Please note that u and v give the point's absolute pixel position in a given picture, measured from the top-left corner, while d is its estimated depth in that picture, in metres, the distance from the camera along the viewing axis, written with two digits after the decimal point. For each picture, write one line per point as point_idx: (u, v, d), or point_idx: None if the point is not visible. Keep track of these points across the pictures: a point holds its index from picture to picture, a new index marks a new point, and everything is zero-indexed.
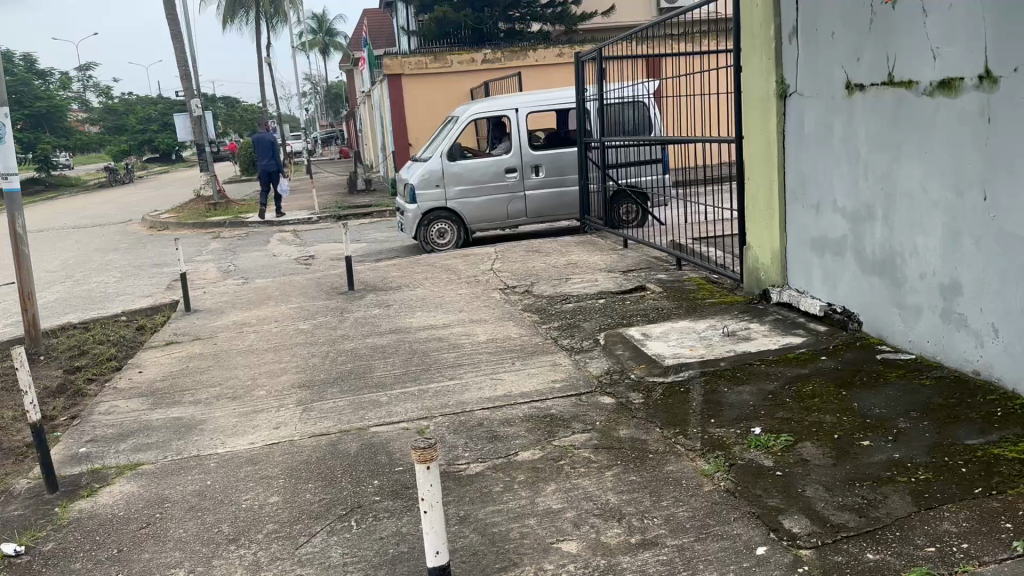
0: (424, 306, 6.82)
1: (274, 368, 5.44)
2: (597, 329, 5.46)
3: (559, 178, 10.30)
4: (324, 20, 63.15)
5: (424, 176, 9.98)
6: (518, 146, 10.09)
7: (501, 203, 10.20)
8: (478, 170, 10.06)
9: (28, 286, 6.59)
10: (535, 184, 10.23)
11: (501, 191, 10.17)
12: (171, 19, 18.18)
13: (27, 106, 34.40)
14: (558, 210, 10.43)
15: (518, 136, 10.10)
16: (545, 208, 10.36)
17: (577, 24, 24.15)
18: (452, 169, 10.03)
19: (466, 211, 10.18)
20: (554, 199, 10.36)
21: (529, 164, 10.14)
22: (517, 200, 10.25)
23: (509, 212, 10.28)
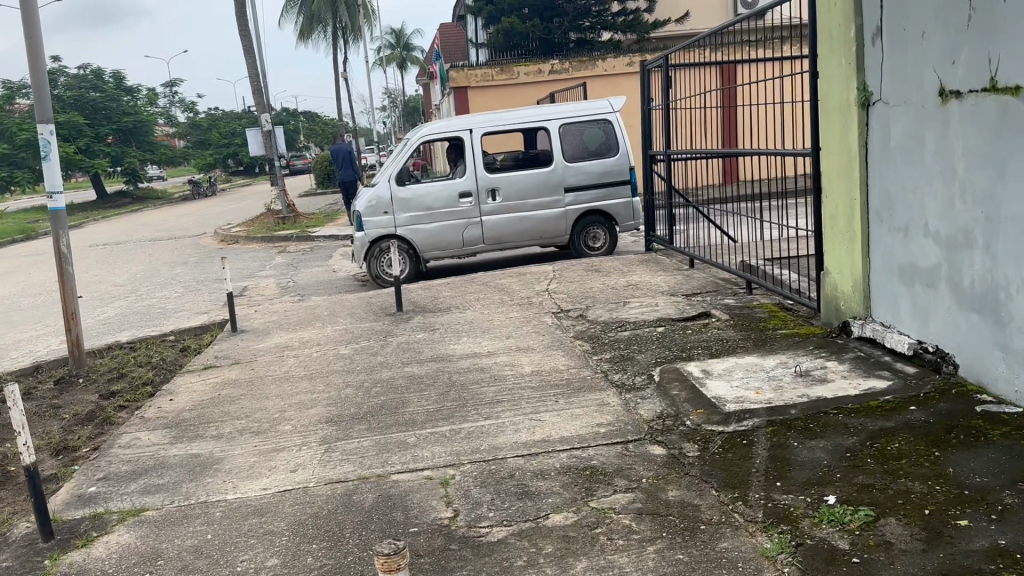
0: (472, 331, 6.44)
1: (306, 398, 5.10)
2: (651, 363, 4.96)
3: (519, 202, 9.50)
4: (402, 35, 64.01)
5: (372, 202, 9.31)
6: (474, 168, 9.39)
7: (456, 229, 9.44)
8: (430, 195, 9.35)
9: (73, 306, 6.48)
10: (491, 209, 9.45)
11: (456, 217, 9.42)
12: (244, 34, 18.40)
13: (116, 121, 35.64)
14: (519, 237, 9.61)
15: (473, 158, 9.40)
16: (505, 234, 9.59)
17: (649, 33, 23.62)
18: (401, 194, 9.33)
19: (420, 238, 9.43)
20: (516, 224, 9.57)
21: (485, 187, 9.40)
22: (473, 226, 9.48)
23: (465, 239, 9.52)
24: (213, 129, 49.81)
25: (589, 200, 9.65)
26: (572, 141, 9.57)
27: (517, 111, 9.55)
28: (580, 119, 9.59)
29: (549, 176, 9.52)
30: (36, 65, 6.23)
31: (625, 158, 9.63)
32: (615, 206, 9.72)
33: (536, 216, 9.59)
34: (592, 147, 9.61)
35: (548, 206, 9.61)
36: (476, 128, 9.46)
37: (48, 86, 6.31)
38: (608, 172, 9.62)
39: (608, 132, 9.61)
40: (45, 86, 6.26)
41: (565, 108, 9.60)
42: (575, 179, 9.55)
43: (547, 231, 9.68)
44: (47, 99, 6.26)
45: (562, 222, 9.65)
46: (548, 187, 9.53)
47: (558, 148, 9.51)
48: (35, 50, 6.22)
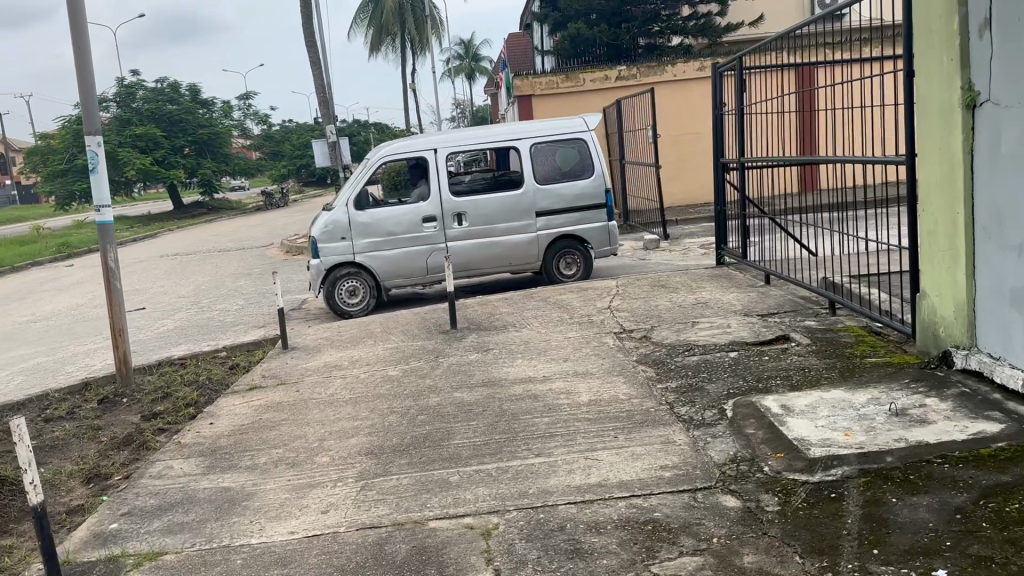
0: (528, 352, 6.04)
1: (347, 426, 4.75)
2: (723, 395, 4.47)
3: (486, 227, 8.65)
4: (471, 45, 64.30)
5: (327, 227, 8.42)
6: (438, 191, 8.55)
7: (420, 256, 8.55)
8: (391, 219, 8.49)
9: (120, 321, 6.35)
10: (456, 235, 8.60)
11: (418, 243, 8.55)
12: (310, 46, 18.49)
13: (192, 133, 36.55)
14: (487, 264, 8.75)
15: (437, 180, 8.58)
16: (472, 261, 8.71)
17: (721, 37, 22.99)
18: (360, 219, 8.46)
19: (382, 266, 8.54)
20: (484, 251, 8.70)
21: (450, 211, 8.55)
22: (438, 252, 8.59)
23: (429, 266, 8.62)
24: (286, 141, 50.77)
25: (562, 224, 8.83)
26: (544, 162, 8.76)
27: (485, 130, 8.75)
28: (553, 139, 8.79)
29: (519, 200, 8.69)
30: (84, 77, 6.16)
31: (601, 180, 8.81)
32: (592, 232, 8.88)
33: (506, 241, 8.73)
34: (565, 169, 8.80)
35: (519, 231, 8.76)
36: (440, 148, 8.62)
37: (96, 99, 6.25)
38: (584, 195, 8.80)
39: (584, 153, 8.80)
40: (93, 98, 6.18)
41: (537, 126, 8.80)
42: (547, 203, 8.73)
43: (517, 258, 8.83)
44: (95, 110, 6.18)
45: (533, 248, 8.81)
46: (518, 212, 8.71)
47: (530, 169, 8.70)
48: (83, 61, 6.15)
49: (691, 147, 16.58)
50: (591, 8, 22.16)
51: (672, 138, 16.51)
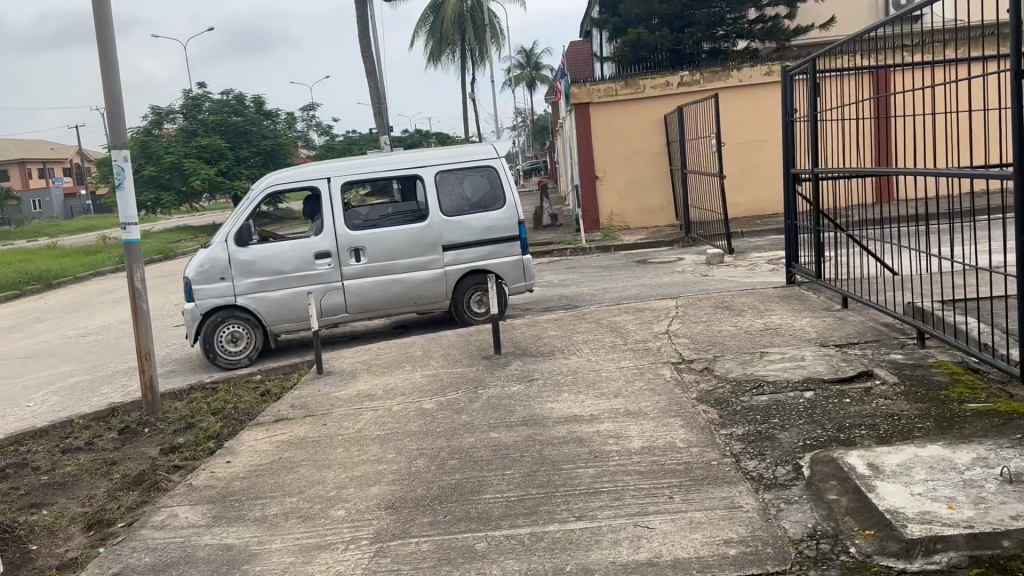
0: (578, 384, 5.49)
1: (372, 470, 4.28)
2: (798, 448, 3.88)
3: (387, 263, 7.86)
4: (533, 54, 63.91)
5: (204, 266, 7.54)
6: (332, 226, 7.77)
7: (312, 296, 7.69)
8: (278, 256, 7.65)
9: (146, 344, 6.04)
10: (354, 272, 7.79)
11: (310, 283, 7.70)
12: (365, 55, 18.27)
13: (255, 144, 36.94)
14: (389, 304, 7.92)
15: (331, 214, 7.79)
16: (372, 302, 7.88)
17: (790, 40, 22.08)
18: (241, 256, 7.60)
19: (270, 309, 7.66)
20: (383, 290, 7.88)
21: (346, 246, 7.76)
22: (334, 292, 7.77)
23: (323, 307, 7.74)
24: (347, 151, 51.11)
25: (471, 259, 8.06)
26: (450, 192, 8.04)
27: (385, 157, 8.00)
28: (460, 167, 8.07)
29: (423, 233, 7.93)
30: (111, 89, 5.89)
31: (513, 211, 8.11)
32: (503, 266, 8.13)
33: (410, 278, 7.93)
34: (474, 199, 8.09)
35: (422, 267, 7.97)
36: (334, 177, 7.84)
37: (123, 111, 5.95)
38: (496, 227, 8.09)
39: (494, 182, 8.10)
40: (119, 112, 5.91)
41: (443, 154, 8.09)
42: (454, 236, 7.99)
43: (422, 297, 8.02)
44: (121, 124, 5.92)
45: (440, 284, 8.03)
46: (424, 245, 7.94)
47: (435, 200, 7.98)
48: (110, 75, 5.89)
49: (758, 155, 15.80)
50: (652, 13, 21.48)
51: (739, 145, 15.78)
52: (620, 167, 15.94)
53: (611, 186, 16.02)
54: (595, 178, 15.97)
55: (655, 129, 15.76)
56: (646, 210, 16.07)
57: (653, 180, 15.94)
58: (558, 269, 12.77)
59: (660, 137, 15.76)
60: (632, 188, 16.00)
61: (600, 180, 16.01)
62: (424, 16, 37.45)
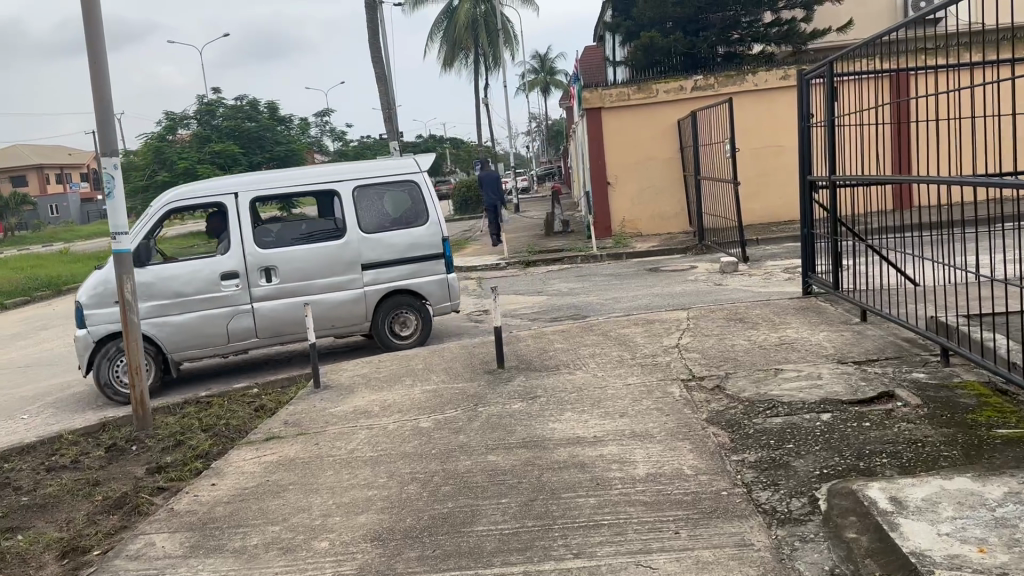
0: (583, 402, 5.24)
1: (363, 495, 4.06)
2: (815, 477, 3.64)
3: (302, 284, 7.43)
4: (547, 59, 63.73)
5: (98, 289, 6.99)
6: (240, 244, 7.30)
7: (219, 320, 7.21)
8: (180, 277, 7.15)
9: (137, 358, 5.87)
10: (265, 294, 7.34)
11: (216, 306, 7.22)
12: (376, 60, 18.12)
13: (268, 150, 36.94)
14: (305, 327, 7.49)
15: (239, 232, 7.33)
16: (284, 325, 7.43)
17: (807, 43, 21.74)
18: (138, 278, 7.08)
19: (169, 335, 7.11)
20: (296, 312, 7.45)
21: (256, 266, 7.31)
22: (243, 315, 7.29)
23: (231, 331, 7.27)
24: (360, 157, 51.10)
25: (392, 278, 7.70)
26: (369, 209, 7.70)
27: (297, 171, 7.57)
28: (378, 182, 7.74)
29: (341, 252, 7.56)
30: (101, 93, 5.72)
31: (437, 228, 7.85)
32: (428, 285, 7.82)
33: (327, 300, 7.51)
34: (394, 215, 7.79)
35: (339, 287, 7.57)
36: (241, 193, 7.38)
37: (114, 117, 5.79)
38: (418, 245, 7.78)
39: (416, 198, 7.83)
40: (109, 117, 5.74)
41: (360, 168, 7.75)
42: (373, 254, 7.63)
43: (341, 319, 7.61)
44: (111, 129, 5.74)
45: (359, 306, 7.63)
46: (341, 265, 7.56)
47: (353, 216, 7.62)
48: (99, 79, 5.72)
49: (774, 160, 15.50)
50: (666, 16, 21.23)
51: (754, 150, 15.48)
52: (632, 173, 15.68)
53: (623, 192, 15.76)
54: (607, 185, 15.72)
55: (668, 134, 15.50)
56: (659, 217, 15.80)
57: (666, 186, 15.67)
58: (568, 277, 12.51)
59: (673, 142, 15.49)
60: (644, 194, 15.74)
61: (612, 186, 15.75)
62: (438, 21, 37.39)
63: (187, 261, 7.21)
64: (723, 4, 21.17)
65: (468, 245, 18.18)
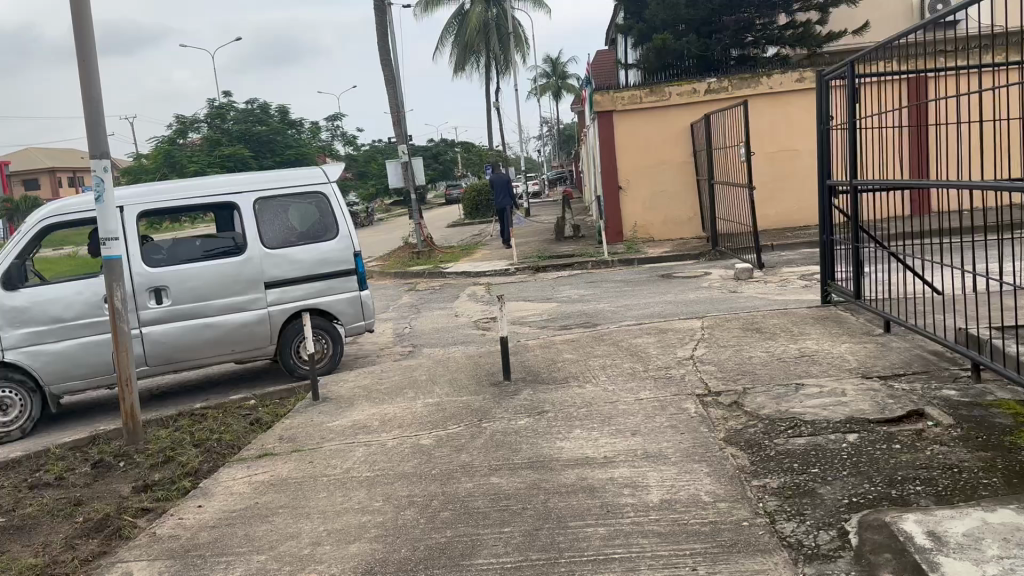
0: (593, 418, 4.96)
1: (357, 520, 3.80)
2: (845, 507, 3.35)
3: (197, 305, 6.62)
4: (559, 63, 63.45)
5: None
6: (127, 263, 6.49)
7: (102, 347, 6.37)
8: (55, 300, 6.28)
9: (127, 370, 5.63)
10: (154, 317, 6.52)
11: (100, 332, 6.38)
12: (385, 63, 17.89)
13: (279, 154, 36.85)
14: (203, 353, 6.69)
15: (123, 248, 6.53)
16: (179, 350, 6.61)
17: (822, 46, 21.41)
18: (9, 303, 6.19)
19: (47, 366, 6.23)
20: (191, 337, 6.63)
21: (143, 287, 6.49)
22: (130, 341, 6.46)
23: (115, 360, 6.43)
24: (371, 160, 51.00)
25: (300, 297, 6.94)
26: (272, 222, 6.94)
27: (193, 181, 6.80)
28: (283, 193, 7.00)
29: (242, 269, 6.78)
30: (90, 95, 5.50)
31: (348, 242, 7.11)
32: (338, 305, 7.07)
33: (226, 322, 6.72)
34: (301, 229, 7.04)
35: (241, 308, 6.78)
36: (126, 207, 6.59)
37: (104, 119, 5.56)
38: (328, 260, 7.03)
39: (325, 210, 7.08)
40: (98, 119, 5.51)
41: (263, 178, 7.00)
42: (278, 271, 6.86)
43: (242, 342, 6.82)
44: (100, 131, 5.51)
45: (264, 327, 6.85)
46: (242, 283, 6.77)
47: (255, 230, 6.85)
48: (89, 79, 5.50)
49: (790, 164, 15.19)
50: (678, 18, 20.94)
51: (769, 155, 15.17)
52: (644, 177, 15.40)
53: (635, 196, 15.48)
54: (618, 189, 15.44)
55: (681, 138, 15.20)
56: (671, 221, 15.50)
57: (679, 190, 15.37)
58: (579, 283, 12.22)
59: (686, 146, 15.21)
60: (656, 199, 15.44)
61: (624, 190, 15.47)
62: (449, 24, 37.26)
63: (64, 283, 6.36)
64: (736, 6, 20.86)
65: (478, 250, 17.94)
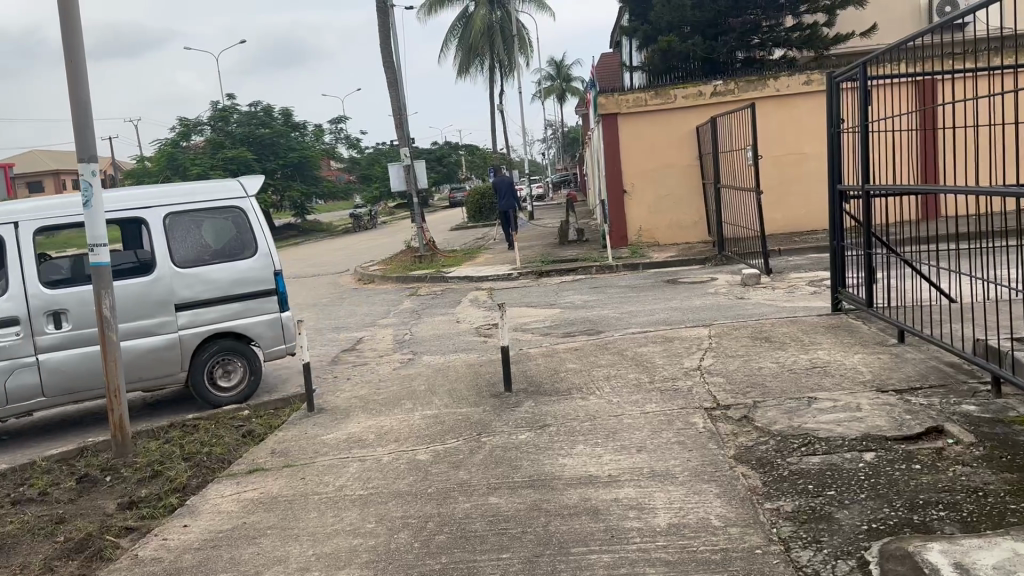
0: (597, 432, 4.77)
1: (347, 544, 3.61)
2: (864, 533, 3.16)
3: (102, 330, 5.95)
4: (563, 66, 63.27)
5: None
6: (20, 285, 5.75)
7: None
8: None
9: (116, 381, 5.46)
10: (54, 343, 5.81)
11: None
12: (387, 65, 17.72)
13: (282, 157, 36.74)
14: (106, 382, 5.99)
15: (17, 265, 5.78)
16: (79, 380, 5.90)
17: (829, 48, 21.22)
18: None
19: None
20: (92, 365, 5.93)
21: (41, 310, 5.77)
22: (24, 369, 5.71)
23: (8, 392, 5.66)
24: (375, 163, 50.91)
25: (214, 320, 6.34)
26: (184, 239, 6.33)
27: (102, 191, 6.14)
28: (198, 208, 6.41)
29: (150, 290, 6.14)
30: (78, 97, 5.33)
31: (268, 260, 6.58)
32: (256, 327, 6.49)
33: (132, 347, 6.05)
34: (216, 246, 6.46)
35: (149, 332, 6.13)
36: (21, 223, 5.85)
37: (92, 121, 5.40)
38: (245, 280, 6.47)
39: (243, 226, 6.53)
40: (86, 122, 5.34)
41: (175, 191, 6.39)
42: (191, 293, 6.25)
43: (149, 370, 6.15)
44: (88, 134, 5.34)
45: (175, 353, 6.21)
46: (150, 306, 6.13)
47: (165, 248, 6.23)
48: (77, 81, 5.33)
49: (797, 168, 14.98)
50: (683, 20, 20.74)
51: (776, 158, 14.97)
52: (649, 181, 15.21)
53: (640, 201, 15.28)
54: (623, 193, 15.26)
55: (686, 141, 15.01)
56: (677, 225, 15.29)
57: (685, 194, 15.17)
58: (582, 289, 12.02)
59: (692, 149, 15.01)
60: (661, 203, 15.24)
61: (629, 194, 15.28)
62: (454, 27, 37.17)
63: None
64: (743, 7, 20.65)
65: (480, 254, 17.76)
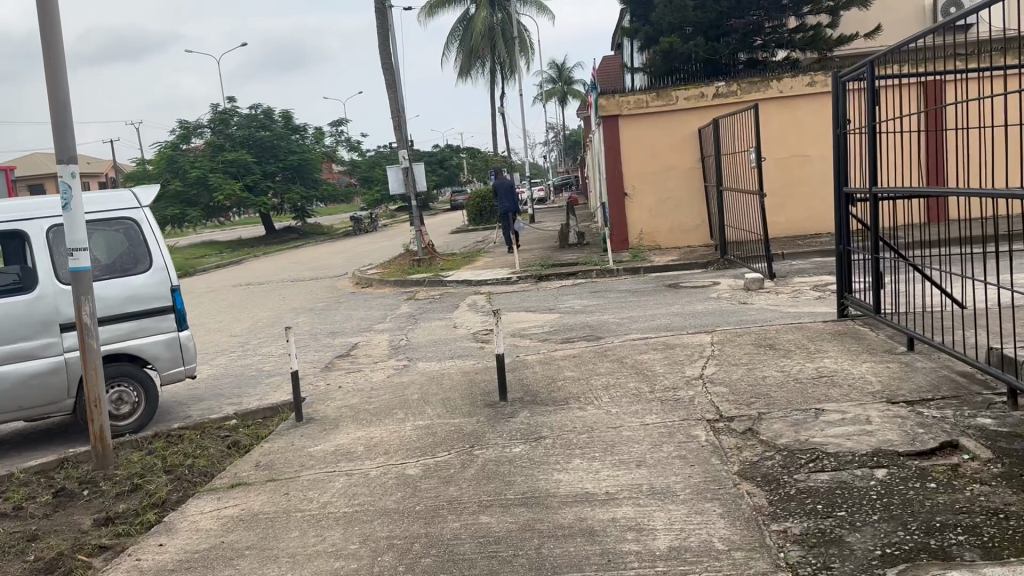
0: (594, 445, 4.56)
1: (329, 566, 3.41)
2: (877, 559, 2.95)
3: None
4: (564, 69, 63.10)
5: None
6: None
7: None
8: None
9: (96, 390, 5.26)
10: None
11: None
12: (386, 67, 17.53)
13: (281, 160, 36.61)
14: None
15: None
16: None
17: (832, 49, 21.05)
18: None
19: None
20: None
21: None
22: None
23: None
24: (376, 166, 50.79)
25: (104, 340, 5.94)
26: (69, 254, 5.97)
27: None
28: (86, 220, 6.08)
29: (32, 310, 5.73)
30: (57, 96, 5.14)
31: (164, 275, 6.25)
32: (152, 347, 6.11)
33: (13, 372, 5.62)
34: (107, 261, 6.12)
35: (32, 355, 5.71)
36: None
37: (73, 122, 5.21)
38: (139, 296, 6.12)
39: (135, 238, 6.22)
40: (66, 122, 5.15)
41: (59, 203, 6.04)
42: (76, 311, 5.86)
43: (32, 398, 5.71)
44: (67, 135, 5.16)
45: (62, 377, 5.78)
46: (33, 326, 5.72)
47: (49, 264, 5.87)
48: (55, 78, 5.14)
49: (800, 171, 14.78)
50: (685, 21, 20.56)
51: (778, 161, 14.78)
52: (650, 184, 15.01)
53: (641, 204, 15.09)
54: (624, 196, 15.06)
55: (688, 143, 14.81)
56: (678, 229, 15.09)
57: (686, 197, 14.97)
58: (582, 293, 11.82)
59: (693, 152, 14.82)
60: (662, 206, 15.04)
61: (630, 197, 15.09)
62: (455, 29, 37.04)
63: None
64: (745, 8, 20.47)
65: (480, 257, 17.56)
